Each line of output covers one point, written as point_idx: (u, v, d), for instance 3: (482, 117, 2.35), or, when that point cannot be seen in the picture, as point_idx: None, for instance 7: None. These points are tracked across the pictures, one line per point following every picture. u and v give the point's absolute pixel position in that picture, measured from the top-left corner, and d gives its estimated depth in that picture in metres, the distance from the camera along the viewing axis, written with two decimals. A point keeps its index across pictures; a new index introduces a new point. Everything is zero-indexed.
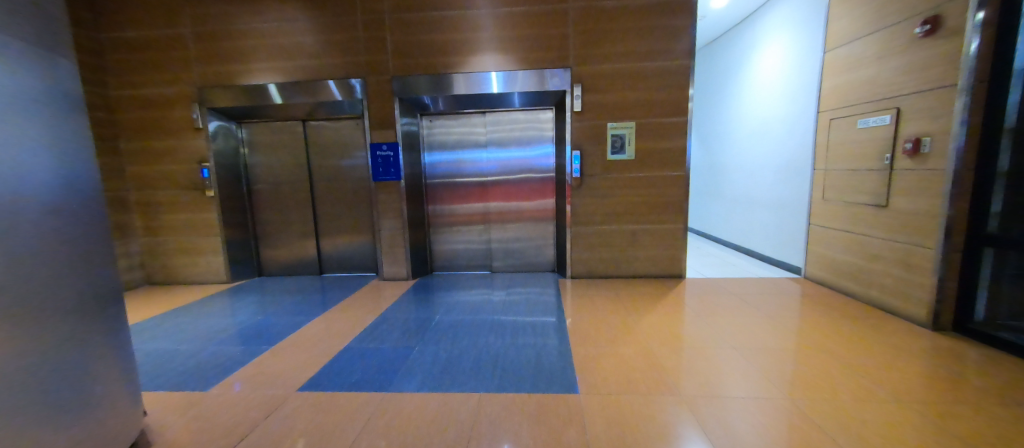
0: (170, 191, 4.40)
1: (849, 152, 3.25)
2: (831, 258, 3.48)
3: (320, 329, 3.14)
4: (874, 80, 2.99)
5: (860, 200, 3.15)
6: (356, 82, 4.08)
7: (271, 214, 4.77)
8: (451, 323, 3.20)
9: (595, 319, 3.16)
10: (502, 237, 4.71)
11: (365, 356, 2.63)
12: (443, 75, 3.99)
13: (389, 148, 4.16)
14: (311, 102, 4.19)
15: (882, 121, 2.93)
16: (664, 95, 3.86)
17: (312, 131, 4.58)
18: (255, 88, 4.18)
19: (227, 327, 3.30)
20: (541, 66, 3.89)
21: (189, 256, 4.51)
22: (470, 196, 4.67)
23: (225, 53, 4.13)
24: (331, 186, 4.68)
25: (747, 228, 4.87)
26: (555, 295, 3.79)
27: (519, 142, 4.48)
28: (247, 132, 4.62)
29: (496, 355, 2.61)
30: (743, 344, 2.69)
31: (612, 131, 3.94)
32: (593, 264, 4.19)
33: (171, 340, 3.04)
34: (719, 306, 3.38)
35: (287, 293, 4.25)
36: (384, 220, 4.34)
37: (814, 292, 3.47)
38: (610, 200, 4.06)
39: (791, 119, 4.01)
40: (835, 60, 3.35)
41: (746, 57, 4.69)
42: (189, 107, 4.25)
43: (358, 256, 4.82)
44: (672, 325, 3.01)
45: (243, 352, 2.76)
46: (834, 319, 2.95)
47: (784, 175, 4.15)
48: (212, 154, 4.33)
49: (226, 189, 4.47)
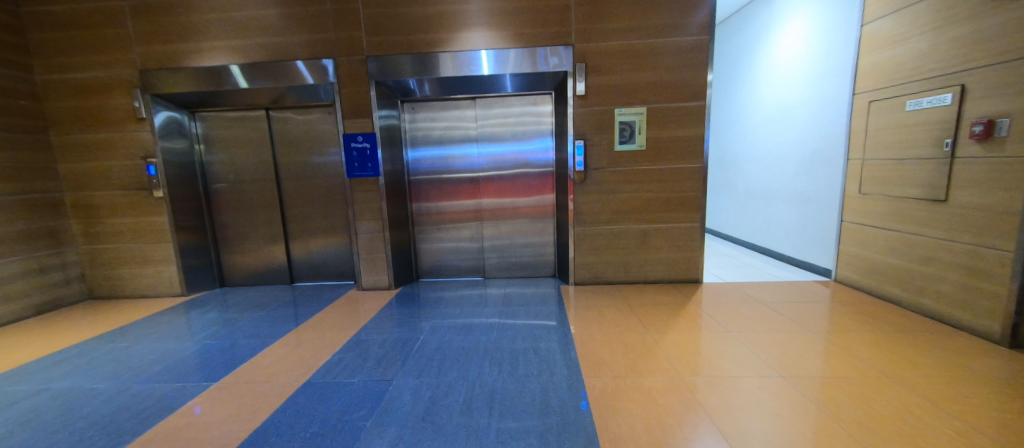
0: (111, 193, 3.80)
1: (894, 138, 2.83)
2: (872, 260, 3.07)
3: (280, 357, 2.62)
4: (930, 54, 2.58)
5: (908, 195, 2.75)
6: (326, 63, 3.53)
7: (233, 217, 4.21)
8: (436, 344, 2.69)
9: (607, 336, 2.70)
10: (496, 239, 4.22)
11: (331, 395, 2.12)
12: (427, 55, 3.46)
13: (364, 139, 3.62)
14: (275, 88, 3.63)
15: (941, 100, 2.52)
16: (678, 76, 3.39)
17: (278, 123, 4.03)
18: (207, 71, 3.60)
19: (168, 355, 2.76)
20: (539, 43, 3.39)
21: (137, 267, 3.93)
22: (459, 193, 4.17)
23: (170, 30, 3.54)
24: (302, 186, 4.14)
25: (765, 226, 4.47)
26: (558, 306, 3.33)
27: (514, 133, 3.98)
28: (202, 125, 4.06)
29: (492, 390, 2.12)
30: (787, 368, 2.24)
31: (620, 118, 3.46)
32: (599, 269, 3.73)
33: (92, 376, 2.49)
34: (747, 317, 2.94)
35: (251, 307, 3.70)
36: (361, 222, 3.81)
37: (852, 299, 3.06)
38: (617, 196, 3.59)
39: (816, 103, 3.59)
40: (877, 32, 2.93)
41: (764, 37, 4.27)
42: (129, 93, 3.65)
43: (334, 263, 4.29)
44: (699, 344, 2.55)
45: (177, 394, 2.23)
46: (886, 334, 2.53)
47: (809, 167, 3.73)
48: (160, 150, 3.74)
49: (178, 190, 3.89)
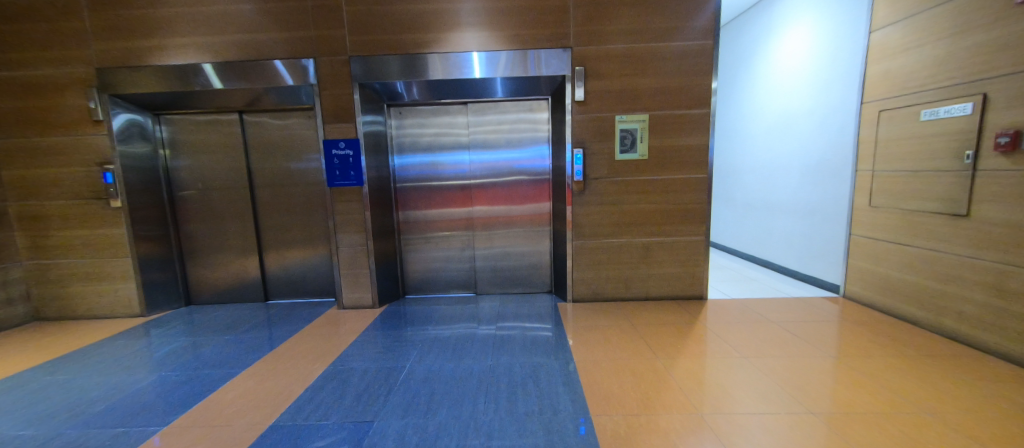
0: (63, 202, 3.43)
1: (909, 148, 2.71)
2: (886, 276, 2.92)
3: (244, 392, 2.30)
4: (948, 61, 2.46)
5: (925, 208, 2.62)
6: (305, 63, 3.26)
7: (202, 228, 3.87)
8: (424, 374, 2.40)
9: (612, 361, 2.46)
10: (488, 252, 3.97)
11: (301, 442, 1.82)
12: (415, 56, 3.23)
13: (347, 145, 3.35)
14: (249, 89, 3.34)
15: (961, 110, 2.39)
16: (681, 82, 3.23)
17: (253, 128, 3.73)
18: (173, 70, 3.28)
19: (115, 390, 2.42)
20: (535, 45, 3.19)
21: (90, 284, 3.55)
22: (449, 203, 3.92)
23: (130, 25, 3.23)
24: (278, 195, 3.83)
25: (767, 237, 4.34)
26: (556, 325, 3.09)
27: (508, 140, 3.76)
28: (168, 128, 3.73)
29: (488, 431, 1.86)
30: (815, 398, 2.03)
31: (621, 125, 3.28)
32: (598, 285, 3.52)
33: (19, 421, 2.13)
34: (759, 337, 2.74)
35: (218, 329, 3.35)
36: (343, 235, 3.52)
37: (866, 318, 2.90)
38: (617, 208, 3.39)
39: (820, 111, 3.48)
40: (889, 39, 2.82)
41: (763, 45, 4.17)
42: (84, 93, 3.30)
43: (313, 278, 3.97)
44: (712, 370, 2.33)
45: (117, 441, 1.91)
46: (911, 358, 2.35)
47: (814, 177, 3.61)
48: (118, 155, 3.39)
49: (139, 199, 3.54)
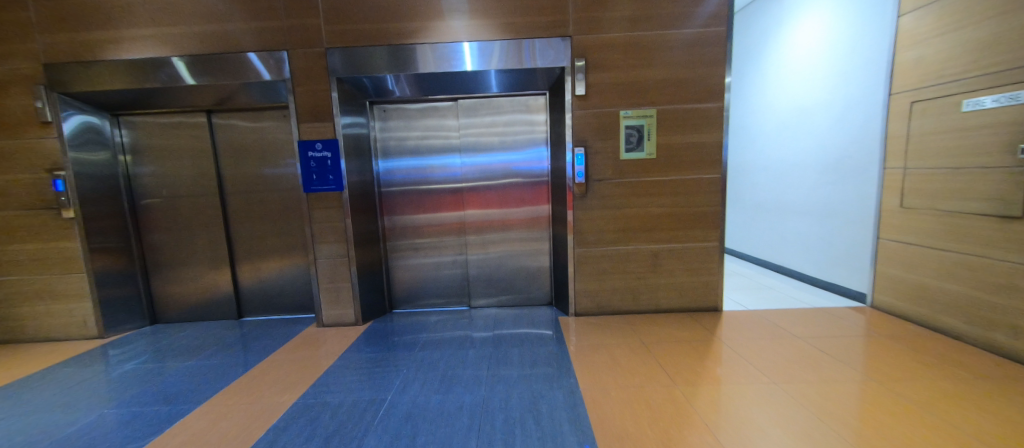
0: (9, 213, 3.09)
1: (949, 142, 2.43)
2: (923, 285, 2.63)
3: (194, 434, 1.96)
4: (995, 44, 2.19)
5: (970, 209, 2.35)
6: (277, 56, 2.95)
7: (169, 239, 3.54)
8: (407, 408, 2.07)
9: (625, 390, 2.15)
10: (483, 261, 3.67)
11: None
12: (401, 47, 2.92)
13: (324, 146, 3.04)
14: (216, 86, 3.03)
15: (1013, 98, 2.12)
16: (690, 73, 2.94)
17: (224, 129, 3.41)
18: (130, 65, 2.96)
19: (45, 429, 2.07)
20: (531, 34, 2.89)
21: (40, 303, 3.20)
22: (440, 207, 3.61)
23: (80, 15, 2.90)
24: (252, 202, 3.51)
25: (781, 241, 4.07)
26: (558, 343, 2.77)
27: (502, 140, 3.46)
28: (129, 131, 3.40)
29: None
30: (868, 435, 1.70)
31: (626, 121, 2.99)
32: (603, 297, 3.22)
33: None
34: (787, 356, 2.44)
35: (183, 351, 3.01)
36: (321, 245, 3.20)
37: (902, 332, 2.61)
38: (623, 212, 3.10)
39: (839, 106, 3.22)
40: (923, 22, 2.55)
41: (775, 37, 3.90)
42: (31, 92, 2.97)
43: (291, 292, 3.64)
44: (741, 398, 2.02)
45: None
46: (967, 381, 2.05)
47: (833, 177, 3.35)
48: (70, 161, 3.05)
49: (96, 209, 3.20)
